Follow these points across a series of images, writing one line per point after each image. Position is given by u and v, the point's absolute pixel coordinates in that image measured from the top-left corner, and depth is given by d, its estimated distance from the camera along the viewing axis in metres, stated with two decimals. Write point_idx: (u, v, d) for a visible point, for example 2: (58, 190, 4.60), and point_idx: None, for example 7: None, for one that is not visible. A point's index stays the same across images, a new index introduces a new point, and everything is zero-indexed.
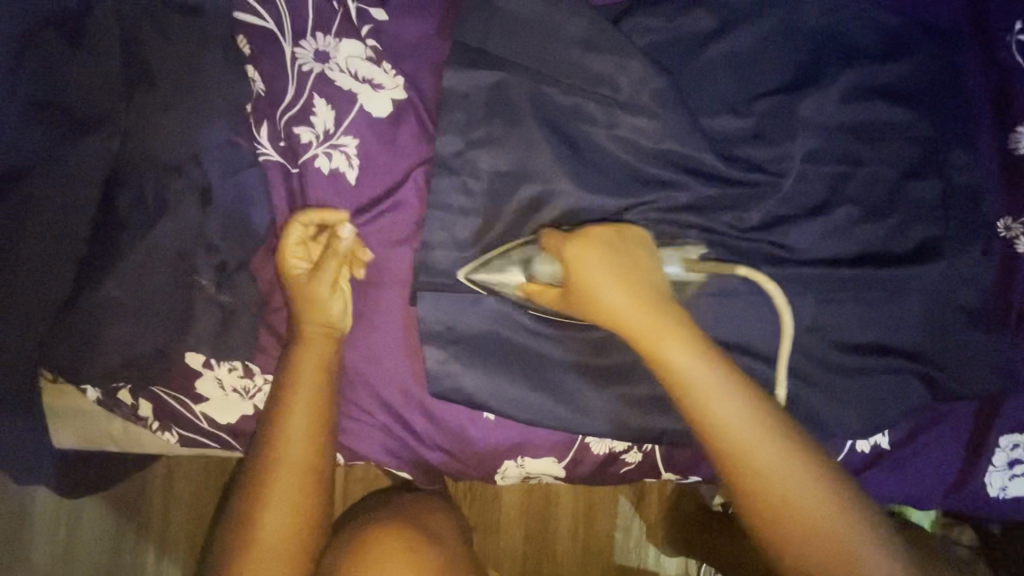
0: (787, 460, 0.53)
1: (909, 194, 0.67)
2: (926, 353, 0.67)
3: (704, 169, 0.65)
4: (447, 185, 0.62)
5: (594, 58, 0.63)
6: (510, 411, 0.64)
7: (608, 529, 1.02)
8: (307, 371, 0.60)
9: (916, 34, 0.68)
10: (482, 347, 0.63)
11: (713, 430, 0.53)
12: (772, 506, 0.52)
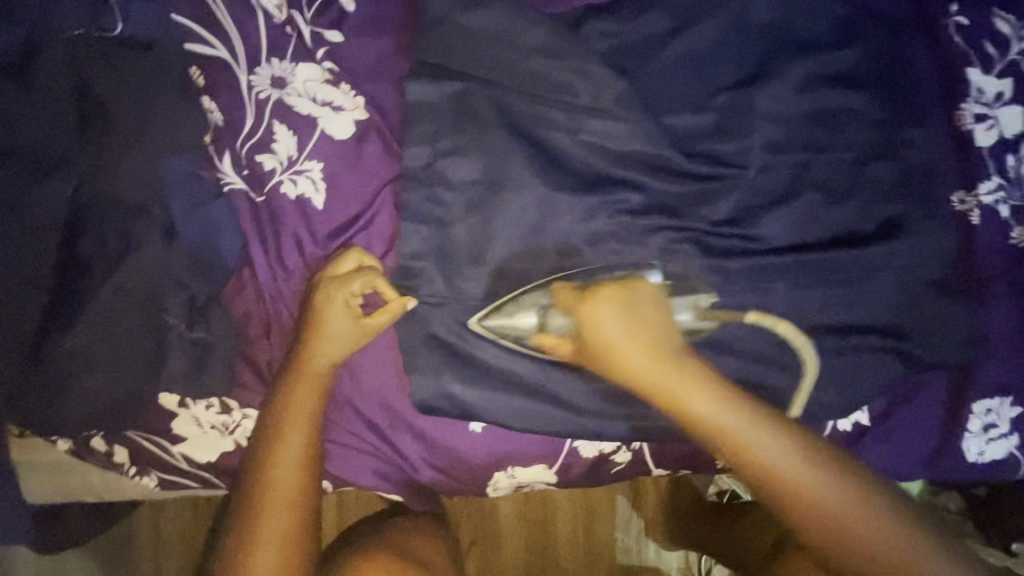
0: (825, 488, 0.58)
1: (868, 176, 0.68)
2: (896, 327, 0.69)
3: (669, 165, 0.65)
4: (418, 198, 0.62)
5: (555, 65, 0.63)
6: (500, 422, 0.63)
7: (607, 529, 1.02)
8: (301, 401, 0.59)
9: (862, 22, 0.70)
10: (466, 362, 0.62)
11: (750, 469, 0.58)
12: (814, 533, 0.58)
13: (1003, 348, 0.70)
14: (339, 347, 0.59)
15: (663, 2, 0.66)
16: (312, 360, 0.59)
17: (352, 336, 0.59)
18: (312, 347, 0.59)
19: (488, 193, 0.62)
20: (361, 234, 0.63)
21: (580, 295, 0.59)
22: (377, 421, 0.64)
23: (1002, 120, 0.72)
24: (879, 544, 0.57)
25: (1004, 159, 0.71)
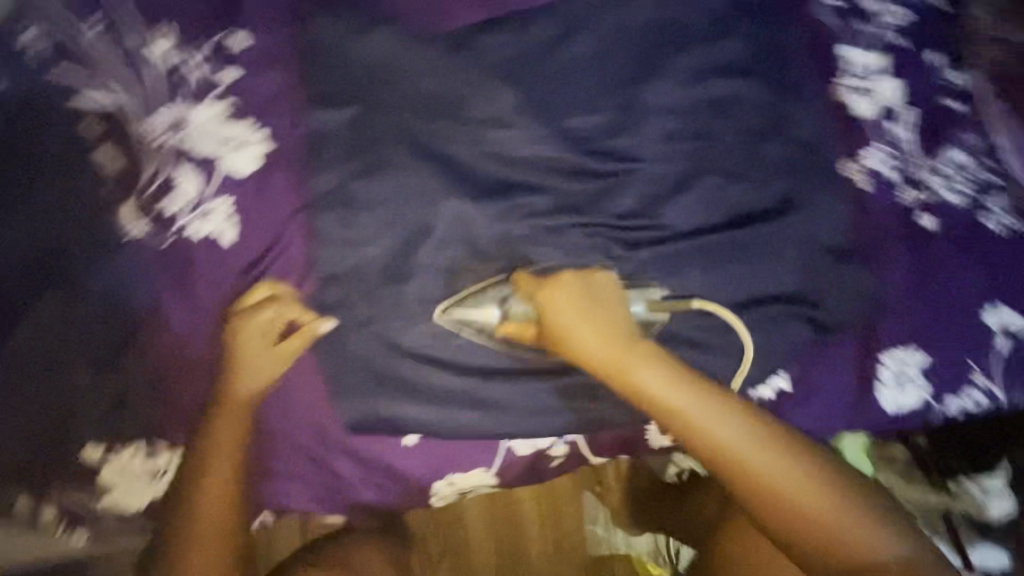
0: (772, 467, 0.64)
1: (758, 156, 0.74)
2: (802, 293, 0.73)
3: (572, 166, 0.68)
4: (328, 224, 0.63)
5: (451, 82, 0.66)
6: (434, 431, 0.65)
7: (575, 522, 1.05)
8: (226, 431, 0.61)
9: (737, 14, 0.75)
10: (394, 381, 0.63)
11: (706, 447, 0.64)
12: (763, 507, 0.64)
13: (901, 301, 0.76)
14: (259, 375, 0.61)
15: (550, 12, 0.69)
16: (232, 390, 0.61)
17: (268, 364, 0.61)
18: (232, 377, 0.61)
19: (398, 211, 0.63)
20: (274, 264, 0.62)
21: (535, 287, 0.63)
22: (309, 448, 0.65)
23: (879, 91, 0.78)
24: (821, 519, 0.63)
25: (884, 126, 0.78)
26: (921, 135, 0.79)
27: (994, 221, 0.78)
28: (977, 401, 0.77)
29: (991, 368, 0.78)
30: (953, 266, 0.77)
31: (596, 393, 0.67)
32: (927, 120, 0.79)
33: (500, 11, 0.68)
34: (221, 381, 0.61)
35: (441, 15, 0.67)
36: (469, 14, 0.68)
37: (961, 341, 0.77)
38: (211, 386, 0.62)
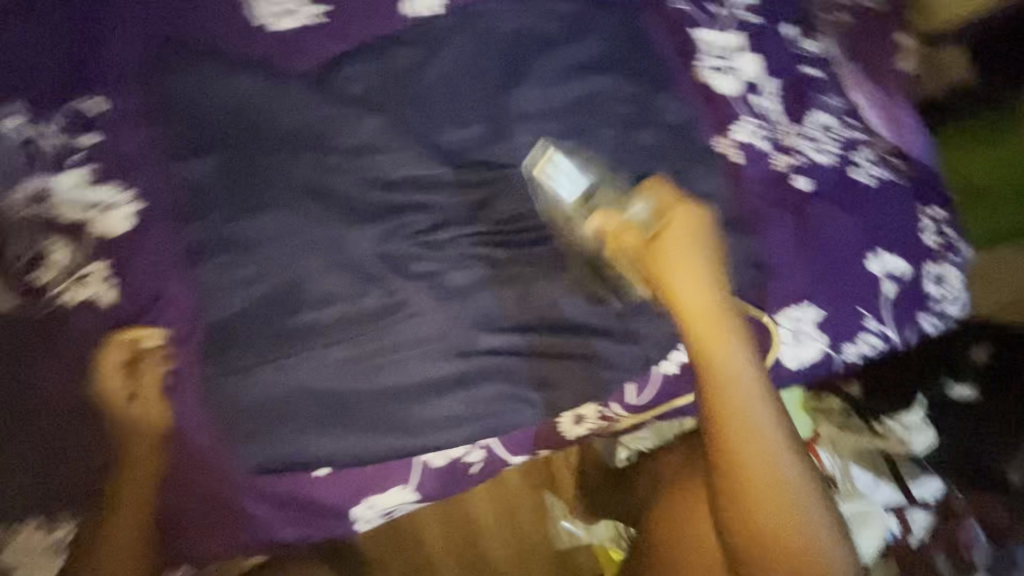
0: (779, 470, 0.65)
1: (629, 145, 0.77)
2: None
3: (449, 180, 0.71)
4: (208, 270, 0.64)
5: (316, 116, 0.68)
6: (341, 456, 0.67)
7: (530, 515, 1.09)
8: (109, 472, 0.62)
9: (591, 13, 0.78)
10: (295, 413, 0.65)
11: (724, 416, 0.66)
12: (741, 491, 0.66)
13: (788, 262, 0.79)
14: (130, 413, 0.62)
15: (407, 38, 0.72)
16: (108, 430, 0.62)
17: (141, 397, 0.62)
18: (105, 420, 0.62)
19: (279, 247, 0.65)
20: (156, 316, 0.63)
21: (651, 237, 0.65)
22: (212, 489, 0.66)
23: (738, 67, 0.82)
24: (793, 524, 0.65)
25: (749, 100, 0.82)
26: (785, 103, 0.83)
27: (868, 173, 0.82)
28: (871, 344, 0.83)
29: (881, 312, 0.82)
30: (837, 220, 0.80)
31: (502, 390, 0.71)
32: (789, 87, 0.83)
33: (357, 42, 0.71)
34: (91, 426, 0.62)
35: (299, 53, 0.70)
36: (324, 47, 0.70)
37: (852, 291, 0.81)
38: (88, 434, 0.62)
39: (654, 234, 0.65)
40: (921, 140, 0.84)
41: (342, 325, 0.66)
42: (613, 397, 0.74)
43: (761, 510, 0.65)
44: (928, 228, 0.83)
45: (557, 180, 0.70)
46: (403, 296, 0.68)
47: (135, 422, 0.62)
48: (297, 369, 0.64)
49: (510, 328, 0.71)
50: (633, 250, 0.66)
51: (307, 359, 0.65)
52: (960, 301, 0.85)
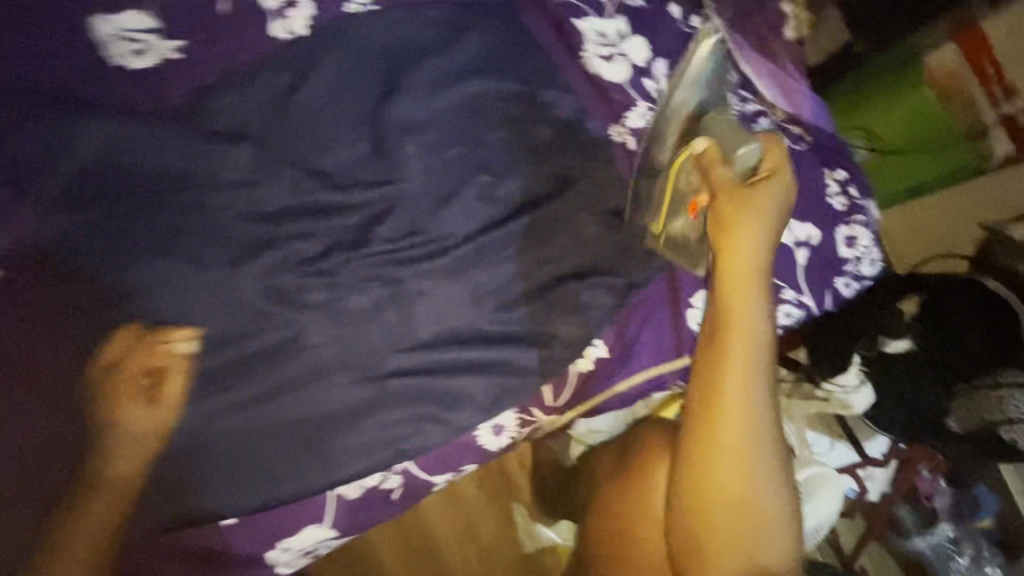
0: (754, 442, 0.67)
1: (523, 144, 0.76)
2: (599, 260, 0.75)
3: (334, 203, 0.69)
4: (86, 326, 0.63)
5: (187, 153, 0.66)
6: (248, 496, 0.68)
7: (489, 521, 1.08)
8: (103, 486, 0.62)
9: (469, 15, 0.77)
10: (195, 453, 0.65)
11: (722, 368, 0.68)
12: (708, 441, 0.67)
13: None
14: (146, 431, 0.64)
15: (277, 61, 0.70)
16: (94, 451, 0.63)
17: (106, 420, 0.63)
18: (104, 447, 0.63)
19: (166, 293, 0.64)
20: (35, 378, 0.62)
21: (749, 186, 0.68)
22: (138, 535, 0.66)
23: (627, 51, 0.81)
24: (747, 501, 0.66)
25: (642, 84, 0.81)
26: None
27: None
28: (790, 313, 0.83)
29: (798, 282, 0.82)
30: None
31: (415, 408, 0.70)
32: (680, 68, 0.83)
33: (225, 73, 0.69)
34: (102, 447, 0.63)
35: (162, 90, 0.67)
36: (190, 81, 0.68)
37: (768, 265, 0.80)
38: (52, 468, 0.62)
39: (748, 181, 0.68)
40: (813, 105, 0.84)
41: (236, 365, 0.66)
42: (531, 401, 0.75)
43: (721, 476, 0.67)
44: (834, 192, 0.83)
45: (681, 90, 0.73)
46: (300, 329, 0.67)
47: (138, 443, 0.63)
48: (191, 415, 0.65)
49: (417, 346, 0.70)
50: (728, 183, 0.68)
51: (202, 403, 0.65)
52: (874, 260, 0.86)
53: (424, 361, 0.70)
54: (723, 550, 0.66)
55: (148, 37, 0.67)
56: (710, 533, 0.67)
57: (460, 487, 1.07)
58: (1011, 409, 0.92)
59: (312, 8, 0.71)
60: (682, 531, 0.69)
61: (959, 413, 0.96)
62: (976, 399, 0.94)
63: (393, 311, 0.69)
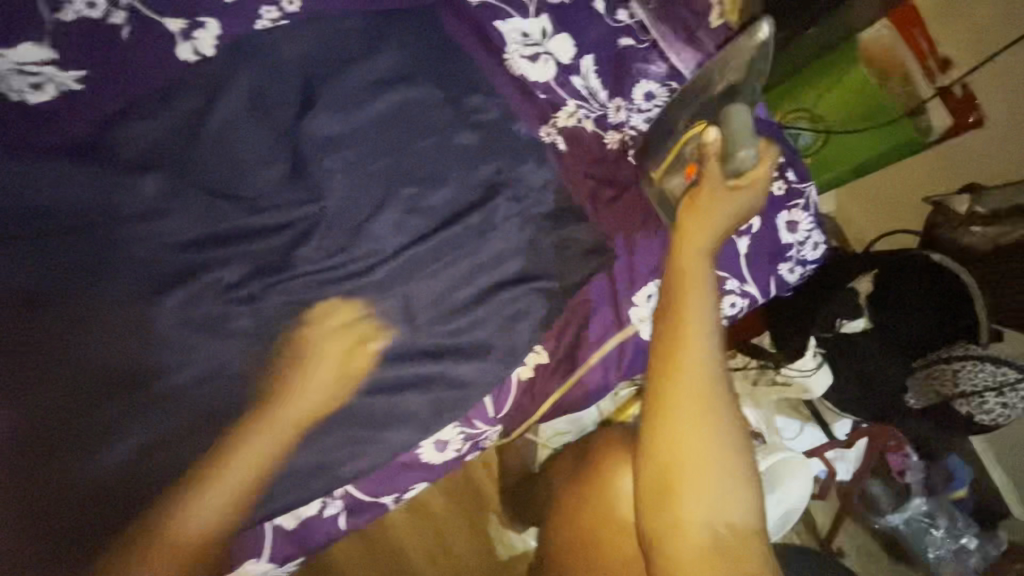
0: (716, 403, 0.62)
1: (449, 151, 0.74)
2: (535, 265, 0.74)
3: (255, 228, 0.67)
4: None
5: (97, 186, 0.64)
6: (175, 529, 0.62)
7: (458, 530, 1.06)
8: (270, 440, 0.65)
9: (386, 23, 0.75)
10: (117, 478, 0.61)
11: (679, 327, 0.64)
12: (666, 403, 0.63)
13: (631, 240, 0.78)
14: (317, 391, 0.67)
15: (187, 85, 0.68)
16: (122, 471, 0.62)
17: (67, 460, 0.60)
18: (295, 393, 0.66)
19: (82, 332, 0.62)
20: None
21: (726, 188, 0.69)
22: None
23: (553, 50, 0.80)
24: (704, 458, 0.61)
25: (570, 82, 0.80)
26: (605, 78, 0.82)
27: None
28: (735, 303, 0.83)
29: (741, 272, 0.82)
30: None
31: (351, 430, 0.69)
32: (605, 63, 0.82)
33: (131, 102, 0.67)
34: (297, 395, 0.66)
35: (64, 124, 0.65)
36: (96, 112, 0.66)
37: None
38: (108, 513, 0.61)
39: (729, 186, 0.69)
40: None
41: (163, 393, 0.64)
42: (474, 413, 0.74)
43: (679, 433, 0.61)
44: (772, 177, 0.84)
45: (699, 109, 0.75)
46: (227, 359, 0.66)
47: (320, 399, 0.68)
48: (116, 433, 0.62)
49: (351, 366, 0.69)
50: (709, 182, 0.70)
51: (126, 431, 0.62)
52: (816, 243, 0.86)
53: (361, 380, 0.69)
54: (687, 506, 0.60)
55: (46, 67, 0.65)
56: (675, 503, 0.61)
57: (427, 500, 1.04)
58: (965, 381, 0.93)
59: (220, 26, 0.69)
60: (647, 505, 0.63)
61: (917, 387, 0.98)
62: (932, 373, 0.96)
63: (323, 333, 0.68)
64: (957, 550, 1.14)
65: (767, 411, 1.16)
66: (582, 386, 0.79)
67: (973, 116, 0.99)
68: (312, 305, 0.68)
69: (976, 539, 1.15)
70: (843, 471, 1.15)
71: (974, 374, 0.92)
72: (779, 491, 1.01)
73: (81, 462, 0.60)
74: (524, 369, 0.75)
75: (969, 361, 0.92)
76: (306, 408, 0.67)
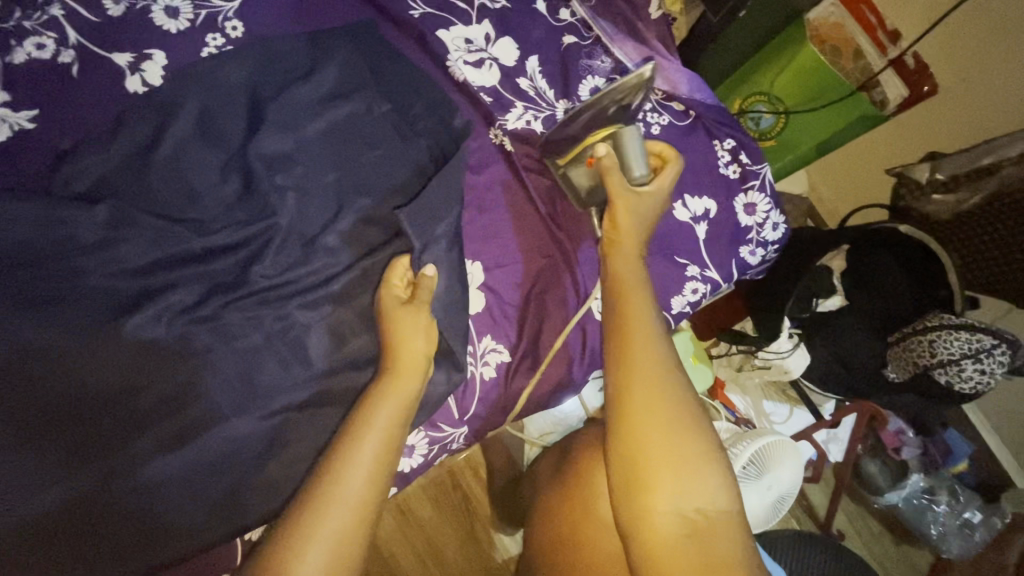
0: (673, 397, 0.62)
1: (398, 160, 0.75)
2: (400, 260, 0.69)
3: (209, 249, 0.69)
4: None
5: (48, 216, 0.64)
6: (172, 520, 0.64)
7: (447, 532, 1.06)
8: (351, 494, 0.58)
9: (330, 39, 0.77)
10: (117, 480, 0.62)
11: (623, 324, 0.66)
12: (626, 398, 0.62)
13: (581, 234, 0.80)
14: (385, 422, 0.62)
15: (134, 113, 0.69)
16: (172, 466, 0.64)
17: (56, 479, 0.61)
18: (370, 415, 0.62)
19: (36, 364, 0.62)
20: None
21: (635, 191, 0.71)
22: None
23: (496, 55, 0.83)
24: (662, 455, 0.60)
25: (517, 83, 0.82)
26: (550, 78, 0.84)
27: (655, 123, 0.84)
28: (697, 289, 0.83)
29: (700, 256, 0.83)
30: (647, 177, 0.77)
31: (315, 441, 0.69)
32: (549, 65, 0.84)
33: (81, 135, 0.68)
34: (368, 429, 0.61)
35: (18, 162, 0.67)
36: (49, 148, 0.68)
37: (667, 244, 0.81)
38: (158, 498, 0.64)
39: (634, 192, 0.71)
40: (685, 72, 0.87)
41: (159, 395, 0.65)
42: (438, 417, 0.74)
43: (639, 436, 0.61)
44: (726, 161, 0.85)
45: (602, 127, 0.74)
46: (186, 378, 0.66)
47: (390, 432, 0.62)
48: (119, 435, 0.63)
49: (314, 376, 0.70)
50: (614, 189, 0.70)
51: (115, 437, 0.63)
52: (775, 224, 0.87)
53: (323, 389, 0.70)
54: (650, 505, 0.59)
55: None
56: (644, 499, 0.60)
57: (412, 503, 1.05)
58: (940, 351, 0.91)
59: (166, 57, 0.71)
60: (621, 507, 0.62)
61: (895, 362, 0.98)
62: (907, 346, 0.95)
63: (284, 346, 0.70)
64: (961, 525, 1.12)
65: (753, 397, 1.17)
66: (547, 385, 0.79)
67: (927, 84, 1.01)
68: (271, 320, 0.69)
69: (980, 513, 1.11)
70: (834, 451, 1.16)
71: (949, 342, 0.90)
72: (768, 474, 0.98)
73: (78, 469, 0.61)
74: (486, 369, 0.76)
75: (944, 330, 0.91)
76: (379, 442, 0.61)
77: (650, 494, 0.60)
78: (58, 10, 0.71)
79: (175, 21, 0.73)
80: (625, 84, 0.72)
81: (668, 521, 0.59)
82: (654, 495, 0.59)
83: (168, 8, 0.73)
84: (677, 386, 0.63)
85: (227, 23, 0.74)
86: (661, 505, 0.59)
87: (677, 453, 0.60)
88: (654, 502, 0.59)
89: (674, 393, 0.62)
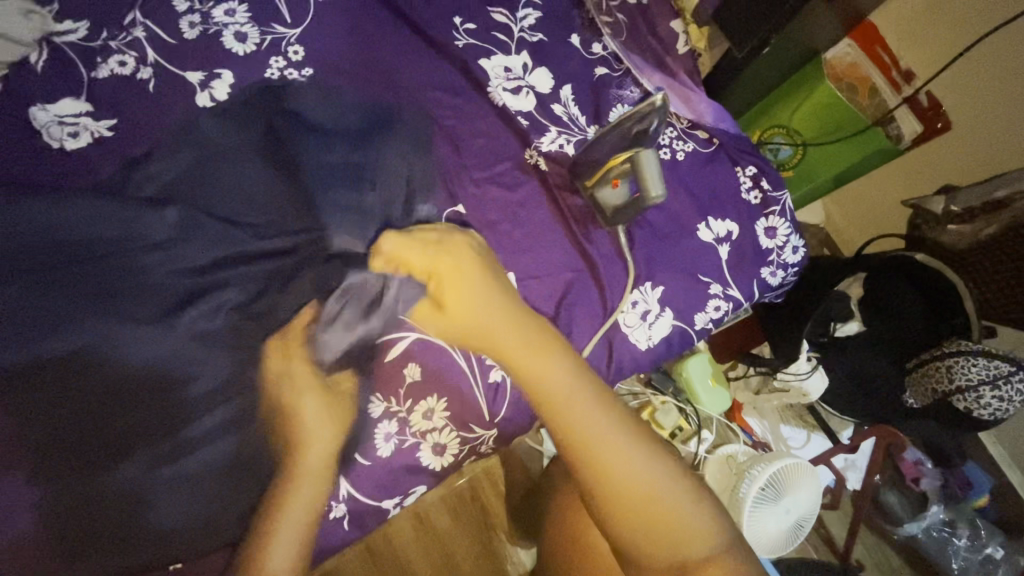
0: (623, 437, 0.62)
1: (438, 175, 0.81)
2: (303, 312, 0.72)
3: (261, 250, 0.73)
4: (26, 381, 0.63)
5: (120, 215, 0.69)
6: (213, 507, 0.67)
7: (464, 544, 1.07)
8: (301, 505, 0.66)
9: (380, 65, 0.83)
10: (166, 464, 0.65)
11: (543, 385, 0.62)
12: (585, 454, 0.60)
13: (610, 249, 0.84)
14: (321, 449, 0.69)
15: (202, 125, 0.75)
16: (218, 455, 0.67)
17: (102, 466, 0.64)
18: (307, 442, 0.68)
19: (96, 353, 0.65)
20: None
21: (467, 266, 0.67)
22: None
23: (533, 83, 0.89)
24: (641, 493, 0.60)
25: (552, 109, 0.88)
26: (581, 105, 0.90)
27: (681, 150, 0.89)
28: (720, 307, 0.86)
29: (723, 276, 0.86)
30: (665, 206, 0.85)
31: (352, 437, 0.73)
32: (581, 93, 0.90)
33: (153, 143, 0.74)
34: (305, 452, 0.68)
35: (94, 167, 0.73)
36: (123, 155, 0.74)
37: (689, 264, 0.85)
38: (201, 485, 0.67)
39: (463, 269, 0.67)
40: (711, 104, 0.93)
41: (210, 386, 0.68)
42: (470, 418, 0.79)
43: (611, 482, 0.60)
44: (748, 187, 0.90)
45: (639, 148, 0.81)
46: (235, 371, 0.69)
47: (326, 450, 0.69)
48: (171, 422, 0.67)
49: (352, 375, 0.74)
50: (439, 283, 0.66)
51: (167, 425, 0.66)
52: (795, 247, 0.91)
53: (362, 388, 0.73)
54: (646, 543, 0.60)
55: (83, 119, 0.74)
56: (645, 540, 0.60)
57: (432, 512, 1.06)
58: (959, 376, 0.92)
59: (233, 76, 0.78)
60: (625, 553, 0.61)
61: (915, 388, 1.00)
62: (924, 373, 0.97)
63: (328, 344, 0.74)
64: (984, 560, 1.10)
65: (771, 422, 1.19)
66: None
67: (941, 120, 1.09)
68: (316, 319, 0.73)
69: (1002, 549, 1.11)
70: (852, 479, 1.17)
71: (968, 368, 0.92)
72: (789, 498, 0.99)
73: (130, 454, 0.65)
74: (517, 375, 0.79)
75: (963, 356, 0.92)
76: (317, 466, 0.68)
77: (646, 530, 0.60)
78: (141, 32, 0.78)
79: (243, 45, 0.80)
80: (633, 114, 0.81)
81: (670, 551, 0.60)
82: (651, 531, 0.59)
83: (238, 33, 0.80)
84: (620, 422, 0.62)
85: (289, 48, 0.81)
86: (662, 539, 0.59)
87: (653, 488, 0.60)
88: (653, 538, 0.59)
89: (623, 431, 0.62)
